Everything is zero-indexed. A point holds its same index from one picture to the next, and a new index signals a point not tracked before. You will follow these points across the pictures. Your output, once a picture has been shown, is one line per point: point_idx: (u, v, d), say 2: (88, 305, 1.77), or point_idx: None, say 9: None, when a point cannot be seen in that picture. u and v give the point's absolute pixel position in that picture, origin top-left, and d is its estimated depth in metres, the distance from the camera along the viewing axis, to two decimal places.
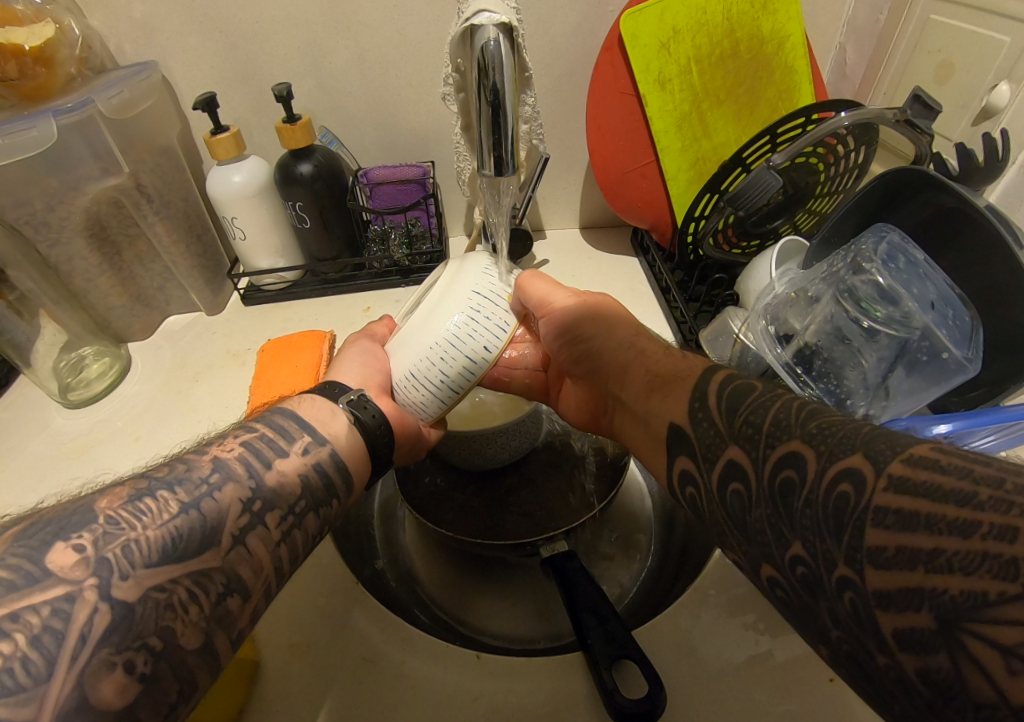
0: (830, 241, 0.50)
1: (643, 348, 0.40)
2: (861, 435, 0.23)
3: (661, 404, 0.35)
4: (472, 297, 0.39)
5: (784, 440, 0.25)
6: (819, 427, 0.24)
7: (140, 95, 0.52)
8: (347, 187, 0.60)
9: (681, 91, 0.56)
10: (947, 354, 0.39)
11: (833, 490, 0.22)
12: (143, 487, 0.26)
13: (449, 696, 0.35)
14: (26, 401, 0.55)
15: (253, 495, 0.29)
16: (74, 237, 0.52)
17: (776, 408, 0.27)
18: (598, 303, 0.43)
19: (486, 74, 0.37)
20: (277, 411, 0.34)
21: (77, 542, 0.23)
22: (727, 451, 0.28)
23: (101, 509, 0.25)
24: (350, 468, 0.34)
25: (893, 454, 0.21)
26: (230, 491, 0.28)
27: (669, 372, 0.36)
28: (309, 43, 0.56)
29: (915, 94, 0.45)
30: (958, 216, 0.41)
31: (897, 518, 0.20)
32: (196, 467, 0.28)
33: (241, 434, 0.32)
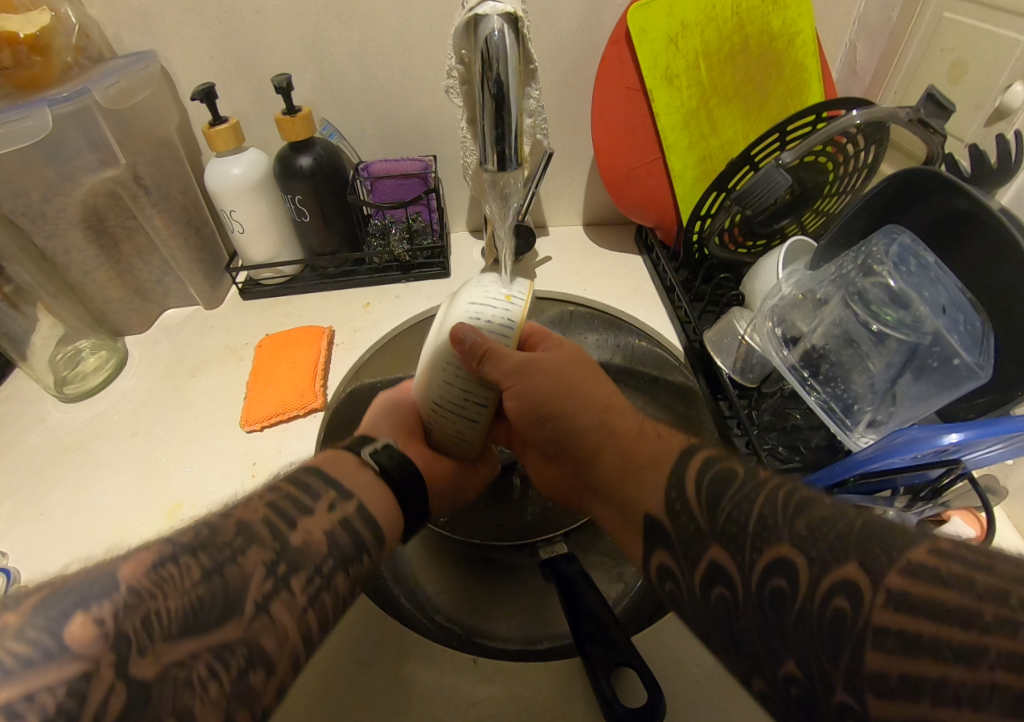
0: (840, 243, 0.50)
1: (619, 415, 0.41)
2: (850, 538, 0.25)
3: (638, 486, 0.36)
4: (474, 312, 0.41)
5: (772, 545, 0.26)
6: (806, 528, 0.26)
7: (138, 86, 0.52)
8: (347, 180, 0.59)
9: (689, 87, 0.55)
10: (958, 360, 0.38)
11: (830, 606, 0.24)
12: (167, 552, 0.27)
13: (448, 698, 0.35)
14: (23, 395, 0.54)
15: (278, 557, 0.29)
16: (72, 229, 0.51)
17: (761, 499, 0.28)
18: (569, 381, 0.43)
19: (489, 66, 0.36)
20: (302, 467, 0.35)
21: (98, 615, 0.23)
22: (712, 553, 0.29)
23: (124, 577, 0.25)
24: (379, 518, 0.34)
25: (887, 563, 0.23)
26: (256, 555, 0.28)
27: (647, 448, 0.37)
28: (311, 34, 0.55)
29: (929, 92, 0.43)
30: (970, 221, 0.41)
31: (898, 642, 0.22)
32: (217, 530, 0.29)
33: (264, 492, 0.32)
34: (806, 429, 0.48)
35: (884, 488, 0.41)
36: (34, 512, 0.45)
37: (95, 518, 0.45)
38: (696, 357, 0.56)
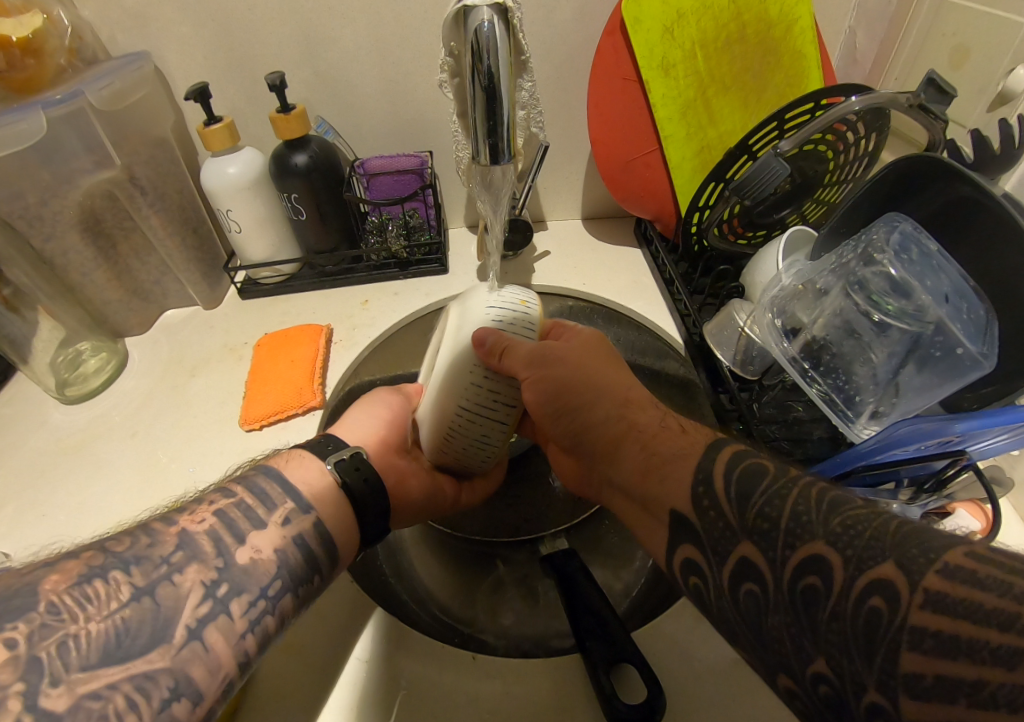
0: (840, 231, 0.49)
1: (641, 403, 0.39)
2: (890, 536, 0.23)
3: (663, 479, 0.33)
4: (489, 316, 0.42)
5: (805, 541, 0.25)
6: (841, 525, 0.24)
7: (133, 87, 0.51)
8: (344, 177, 0.59)
9: (686, 76, 0.54)
10: (961, 350, 0.37)
11: (865, 604, 0.22)
12: (98, 567, 0.28)
13: (445, 698, 0.35)
14: (24, 397, 0.55)
15: (218, 578, 0.29)
16: (69, 231, 0.51)
17: (794, 495, 0.27)
18: (591, 371, 0.41)
19: (480, 58, 0.36)
20: (264, 471, 0.36)
21: (10, 636, 0.24)
22: (740, 547, 0.28)
23: (45, 592, 0.26)
24: (332, 538, 0.35)
25: (925, 565, 0.21)
26: (193, 573, 0.29)
27: (671, 441, 0.35)
28: (304, 30, 0.55)
29: (929, 77, 0.43)
30: (972, 208, 0.40)
31: (935, 643, 0.20)
32: (158, 544, 0.29)
33: (214, 501, 0.33)
34: (808, 423, 0.48)
35: (886, 479, 0.40)
36: (37, 514, 0.45)
37: (98, 519, 0.45)
38: (696, 349, 0.55)
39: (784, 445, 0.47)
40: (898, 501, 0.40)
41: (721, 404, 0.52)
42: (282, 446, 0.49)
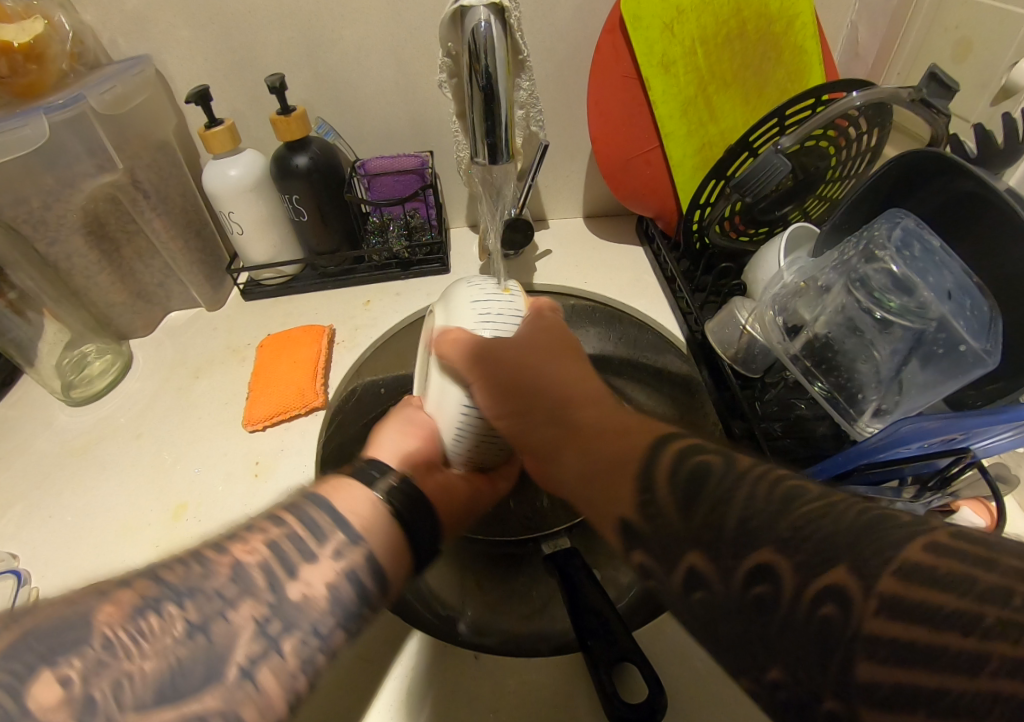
0: (841, 227, 0.49)
1: (577, 399, 0.38)
2: (842, 541, 0.25)
3: (609, 475, 0.33)
4: (479, 306, 0.44)
5: (754, 549, 0.26)
6: (791, 530, 0.26)
7: (134, 90, 0.52)
8: (344, 178, 0.59)
9: (686, 73, 0.54)
10: (964, 347, 0.37)
11: (817, 613, 0.24)
12: (153, 596, 0.25)
13: (445, 696, 0.36)
14: (31, 400, 0.55)
15: (272, 613, 0.26)
16: (73, 234, 0.52)
17: (742, 495, 0.28)
18: (527, 373, 0.40)
19: (477, 59, 0.36)
20: (309, 500, 0.31)
21: (65, 673, 0.21)
22: (686, 557, 0.28)
23: (99, 624, 0.23)
24: (389, 571, 0.30)
25: (879, 569, 0.23)
26: (246, 608, 0.25)
27: (622, 436, 0.34)
28: (304, 33, 0.55)
29: (931, 71, 0.42)
30: (975, 202, 0.40)
31: (890, 652, 0.22)
32: (211, 573, 0.26)
33: (263, 527, 0.29)
34: (810, 420, 0.47)
35: (890, 477, 0.40)
36: (45, 515, 0.46)
37: (105, 520, 0.45)
38: (698, 347, 0.55)
39: (787, 444, 0.47)
40: (902, 499, 0.40)
41: (726, 401, 0.52)
42: (285, 447, 0.49)
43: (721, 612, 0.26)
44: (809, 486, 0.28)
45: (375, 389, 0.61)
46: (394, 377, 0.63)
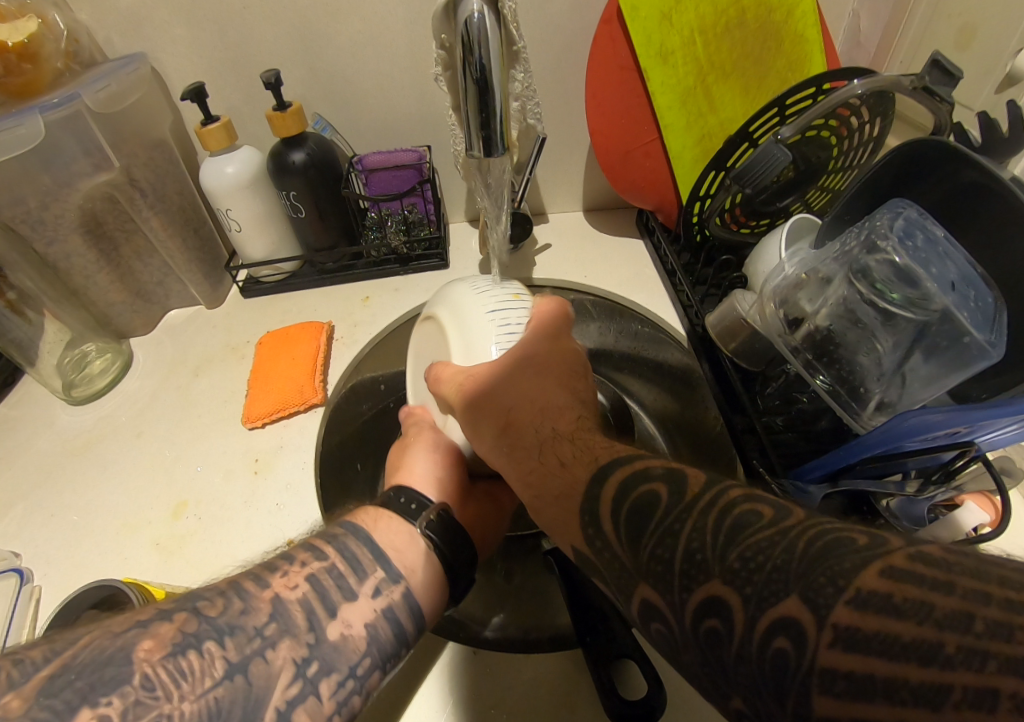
0: (844, 219, 0.48)
1: (525, 420, 0.39)
2: (794, 568, 0.25)
3: (552, 495, 0.36)
4: (496, 314, 0.44)
5: (703, 581, 0.27)
6: (738, 561, 0.26)
7: (129, 89, 0.51)
8: (342, 174, 0.59)
9: (685, 63, 0.53)
10: (968, 338, 0.36)
11: (772, 646, 0.24)
12: (191, 634, 0.27)
13: (443, 694, 0.36)
14: (32, 399, 0.55)
15: (309, 655, 0.28)
16: (71, 234, 0.52)
17: (688, 529, 0.29)
18: (480, 393, 0.40)
19: (471, 50, 0.35)
20: (353, 534, 0.34)
21: (105, 710, 0.23)
22: (643, 592, 0.30)
23: (139, 662, 0.25)
24: (425, 605, 0.34)
25: (833, 600, 0.23)
26: (286, 647, 0.28)
27: (574, 460, 0.36)
28: (299, 27, 0.54)
29: (933, 59, 0.42)
30: (979, 191, 0.39)
31: (847, 686, 0.21)
32: (250, 610, 0.28)
33: (306, 562, 0.32)
34: (812, 414, 0.47)
35: (892, 471, 0.39)
36: (46, 514, 0.46)
37: (107, 518, 0.46)
38: (699, 340, 0.55)
39: (789, 439, 0.47)
40: (905, 492, 0.40)
41: (726, 394, 0.52)
42: (285, 444, 0.50)
43: (682, 641, 0.28)
44: (762, 514, 0.28)
45: (373, 385, 0.61)
46: (394, 373, 0.62)
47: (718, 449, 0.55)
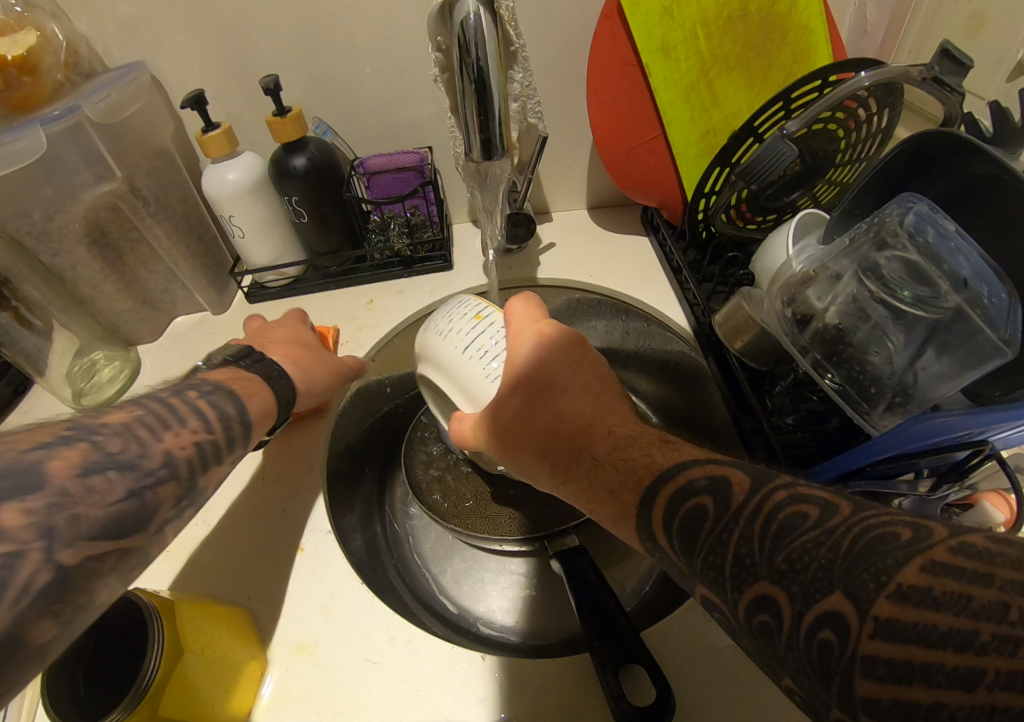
0: (852, 214, 0.47)
1: (565, 437, 0.37)
2: (839, 564, 0.25)
3: (609, 517, 0.35)
4: (470, 349, 0.45)
5: (752, 581, 0.27)
6: (786, 562, 0.26)
7: (129, 99, 0.51)
8: (344, 178, 0.59)
9: (688, 58, 0.52)
10: (980, 336, 0.36)
11: (816, 637, 0.24)
12: (96, 457, 0.28)
13: (446, 690, 0.37)
14: (43, 408, 0.56)
15: (186, 494, 0.32)
16: (76, 245, 0.52)
17: (737, 533, 0.28)
18: (496, 421, 0.40)
19: (468, 53, 0.35)
20: (225, 396, 0.36)
21: (28, 506, 0.24)
22: (698, 589, 0.30)
23: (54, 473, 0.26)
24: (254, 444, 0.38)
25: (875, 591, 0.24)
26: (169, 490, 0.31)
27: (619, 479, 0.34)
28: (298, 32, 0.54)
29: (942, 48, 0.41)
30: (990, 184, 0.38)
31: (888, 671, 0.22)
32: (147, 454, 0.30)
33: (195, 428, 0.33)
34: (823, 413, 0.46)
35: (903, 470, 0.39)
36: None
37: None
38: (705, 338, 0.55)
39: (800, 439, 0.46)
40: (917, 491, 0.40)
41: (734, 393, 0.52)
42: (292, 451, 0.50)
43: (740, 630, 0.28)
44: (808, 513, 0.27)
45: (380, 388, 0.64)
46: (396, 375, 0.65)
47: (716, 434, 0.56)
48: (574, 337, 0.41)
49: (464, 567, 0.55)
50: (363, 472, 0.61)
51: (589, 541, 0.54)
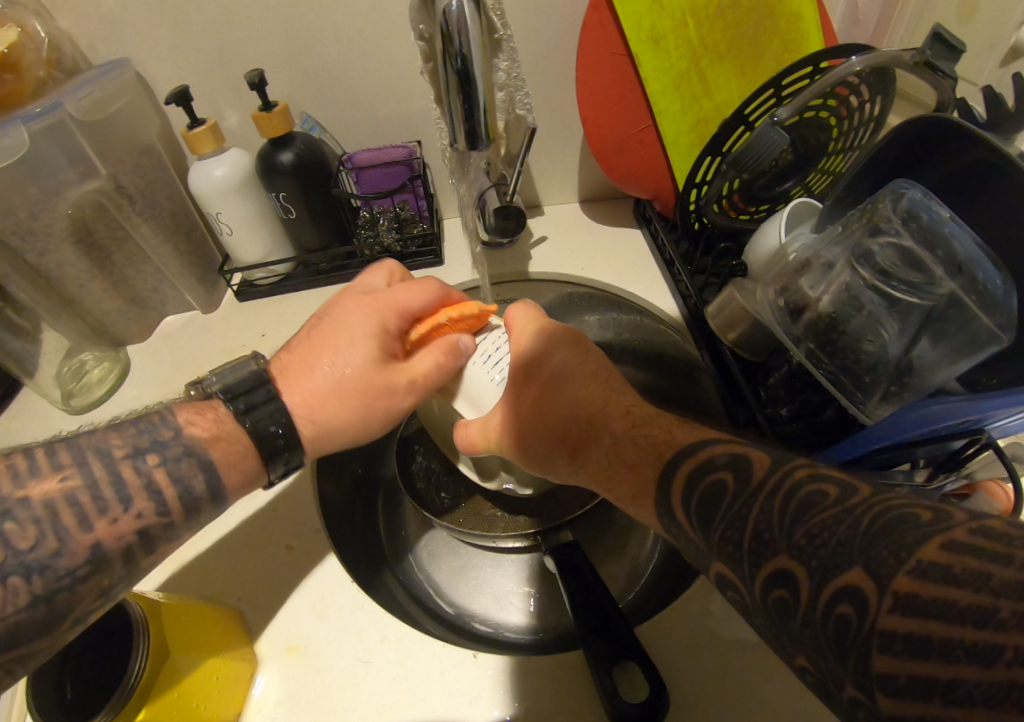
0: (845, 202, 0.47)
1: (591, 428, 0.37)
2: (856, 540, 0.24)
3: (628, 495, 0.35)
4: (472, 356, 0.44)
5: (771, 556, 0.27)
6: (806, 536, 0.26)
7: (113, 95, 0.50)
8: (332, 173, 0.58)
9: (677, 47, 0.52)
10: (976, 323, 0.35)
11: (834, 611, 0.24)
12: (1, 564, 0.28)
13: (434, 681, 0.37)
14: (32, 410, 0.56)
15: (114, 582, 0.31)
16: (62, 243, 0.51)
17: (756, 514, 0.28)
18: (519, 421, 0.39)
19: (451, 41, 0.34)
20: (197, 465, 0.34)
21: None
22: (714, 565, 0.29)
23: None
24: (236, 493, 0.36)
25: (895, 566, 0.23)
26: (91, 584, 0.30)
27: (638, 455, 0.34)
28: (283, 26, 0.53)
29: (934, 32, 0.40)
30: (985, 167, 0.38)
31: (905, 645, 0.21)
32: (67, 549, 0.29)
33: (140, 513, 0.32)
34: (817, 404, 0.46)
35: (902, 459, 0.39)
36: None
37: None
38: (699, 330, 0.55)
39: (794, 429, 0.46)
40: (912, 480, 0.40)
41: (728, 385, 0.51)
42: None
43: (752, 605, 0.28)
44: (828, 493, 0.27)
45: None
46: None
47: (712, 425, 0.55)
48: (573, 334, 0.41)
49: (460, 565, 0.55)
50: (357, 471, 0.60)
51: (585, 537, 0.54)
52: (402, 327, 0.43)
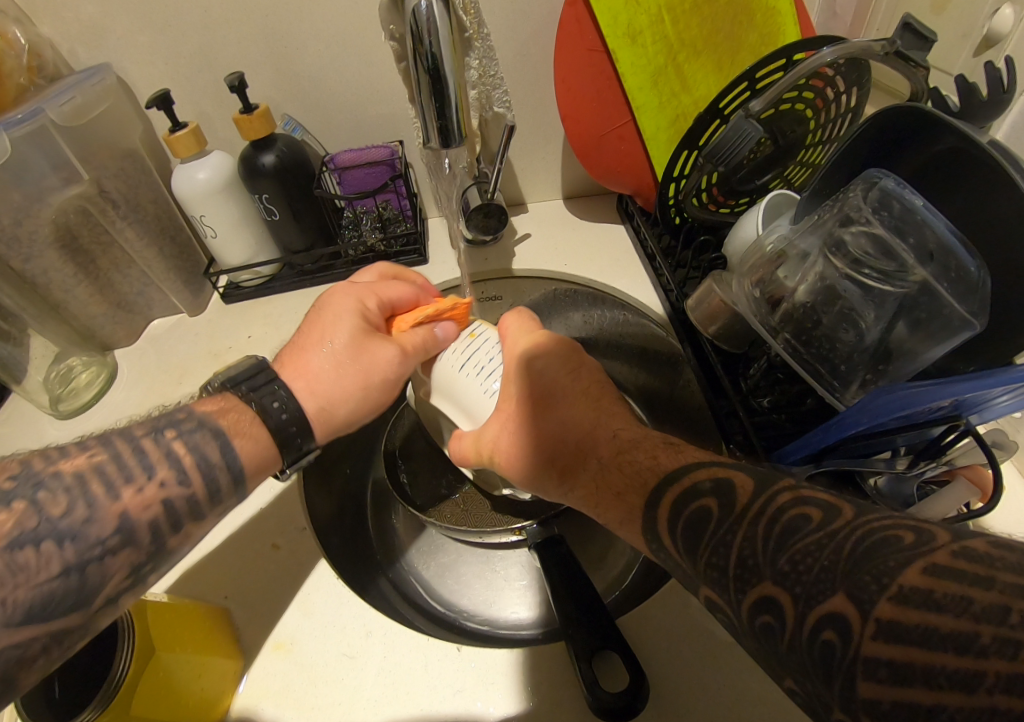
0: (822, 194, 0.47)
1: (590, 441, 0.37)
2: (841, 565, 0.25)
3: (617, 523, 0.35)
4: (466, 366, 0.43)
5: (756, 583, 0.27)
6: (789, 564, 0.26)
7: (94, 101, 0.51)
8: (315, 175, 0.58)
9: (654, 43, 0.52)
10: (947, 310, 0.35)
11: (819, 637, 0.24)
12: (31, 531, 0.27)
13: (417, 677, 0.37)
14: (21, 415, 0.56)
15: (145, 559, 0.31)
16: (47, 250, 0.52)
17: (740, 538, 0.28)
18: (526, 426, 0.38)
19: (421, 41, 0.35)
20: (217, 435, 0.34)
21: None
22: (695, 566, 0.30)
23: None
24: (251, 467, 0.35)
25: (878, 592, 0.23)
26: (124, 558, 0.30)
27: (625, 482, 0.34)
28: (263, 30, 0.54)
29: (904, 22, 0.40)
30: (962, 159, 0.38)
31: (889, 672, 0.22)
32: (95, 519, 0.29)
33: (163, 482, 0.32)
34: (797, 396, 0.47)
35: (880, 448, 0.39)
36: None
37: None
38: (681, 323, 0.55)
39: (776, 418, 0.46)
40: (893, 468, 0.39)
41: (708, 377, 0.51)
42: None
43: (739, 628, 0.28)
44: (811, 516, 0.27)
45: None
46: None
47: (693, 418, 0.56)
48: (568, 347, 0.42)
49: (449, 563, 0.55)
50: (346, 472, 0.61)
51: (571, 535, 0.54)
52: (384, 309, 0.44)
